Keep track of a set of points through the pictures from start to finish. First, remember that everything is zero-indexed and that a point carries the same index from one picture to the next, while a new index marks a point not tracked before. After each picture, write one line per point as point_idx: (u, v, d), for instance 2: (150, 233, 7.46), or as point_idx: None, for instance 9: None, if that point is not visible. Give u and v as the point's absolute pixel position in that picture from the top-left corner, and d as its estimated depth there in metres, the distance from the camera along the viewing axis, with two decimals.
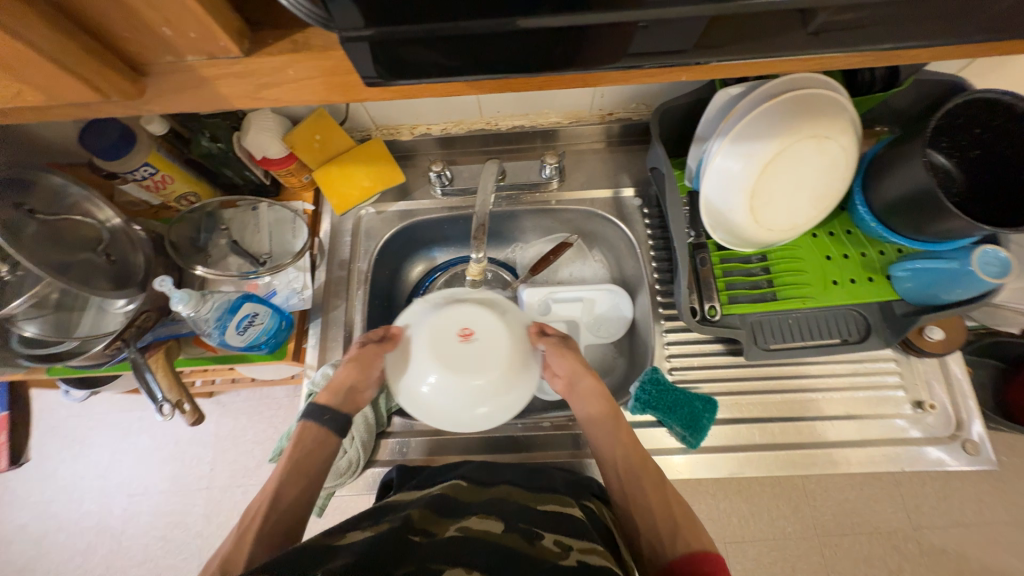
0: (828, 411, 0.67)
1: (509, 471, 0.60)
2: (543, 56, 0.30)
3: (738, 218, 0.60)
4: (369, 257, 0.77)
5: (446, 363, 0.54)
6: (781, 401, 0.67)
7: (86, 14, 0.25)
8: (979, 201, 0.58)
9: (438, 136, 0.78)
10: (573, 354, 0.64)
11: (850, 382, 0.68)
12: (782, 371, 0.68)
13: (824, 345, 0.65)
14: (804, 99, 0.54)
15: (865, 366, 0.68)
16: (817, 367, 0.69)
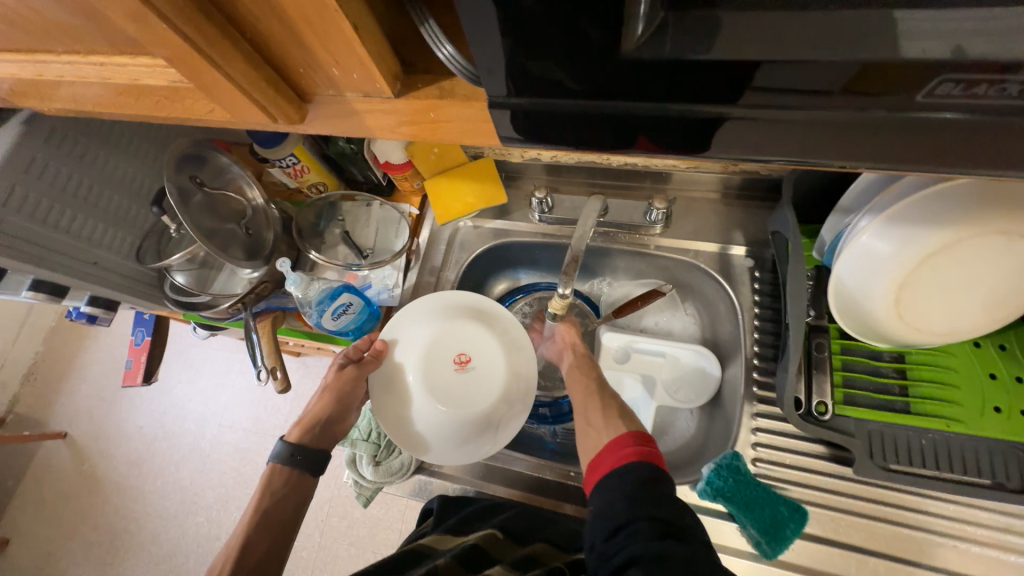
0: (958, 567, 0.53)
1: (554, 526, 0.57)
2: None
3: (877, 309, 0.51)
4: (458, 268, 0.79)
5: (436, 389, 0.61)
6: (892, 535, 0.55)
7: (275, 53, 0.27)
8: None
9: (547, 162, 0.78)
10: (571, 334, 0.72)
11: (997, 538, 0.53)
12: (902, 499, 0.56)
13: (968, 485, 0.52)
14: (1001, 187, 0.44)
15: (1023, 525, 0.53)
16: (954, 508, 0.55)
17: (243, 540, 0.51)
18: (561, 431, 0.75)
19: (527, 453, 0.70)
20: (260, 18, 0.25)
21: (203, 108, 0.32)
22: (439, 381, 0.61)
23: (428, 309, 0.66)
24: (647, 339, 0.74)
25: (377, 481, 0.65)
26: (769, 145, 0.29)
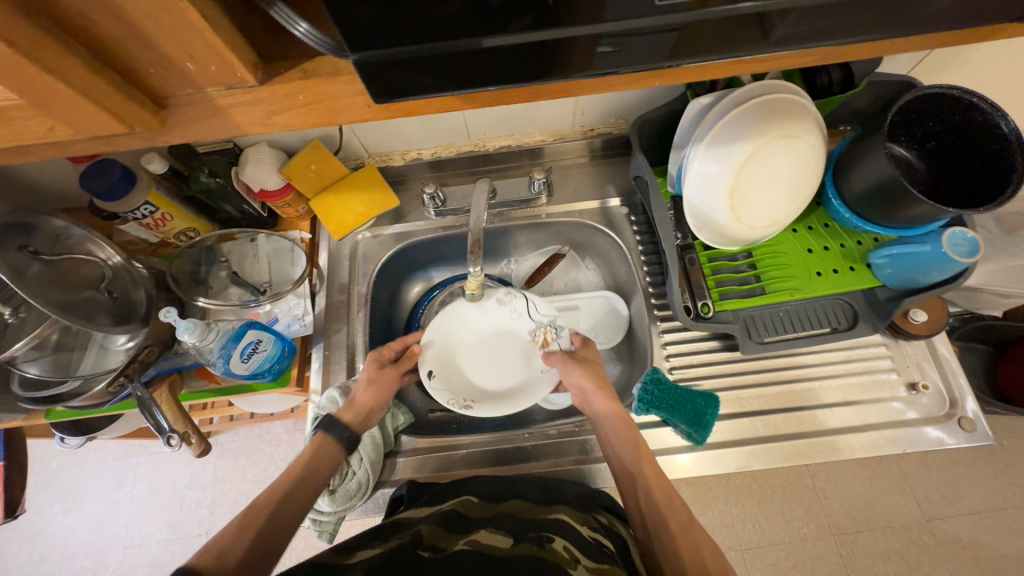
0: (828, 399, 0.68)
1: (523, 485, 0.61)
2: (540, 72, 0.30)
3: (721, 217, 0.63)
4: (368, 280, 0.79)
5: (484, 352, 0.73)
6: (780, 392, 0.69)
7: (114, 51, 0.25)
8: (942, 188, 0.63)
9: (428, 159, 0.82)
10: (582, 368, 0.66)
11: (844, 367, 0.69)
12: (780, 363, 0.70)
13: (815, 335, 0.67)
14: (771, 103, 0.59)
15: (856, 353, 0.70)
16: (813, 356, 0.70)
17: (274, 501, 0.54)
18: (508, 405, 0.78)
19: (481, 433, 0.72)
20: (92, 16, 0.23)
21: (28, 130, 0.27)
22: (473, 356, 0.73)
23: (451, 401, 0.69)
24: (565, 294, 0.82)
25: (338, 509, 0.62)
26: (609, 84, 0.35)
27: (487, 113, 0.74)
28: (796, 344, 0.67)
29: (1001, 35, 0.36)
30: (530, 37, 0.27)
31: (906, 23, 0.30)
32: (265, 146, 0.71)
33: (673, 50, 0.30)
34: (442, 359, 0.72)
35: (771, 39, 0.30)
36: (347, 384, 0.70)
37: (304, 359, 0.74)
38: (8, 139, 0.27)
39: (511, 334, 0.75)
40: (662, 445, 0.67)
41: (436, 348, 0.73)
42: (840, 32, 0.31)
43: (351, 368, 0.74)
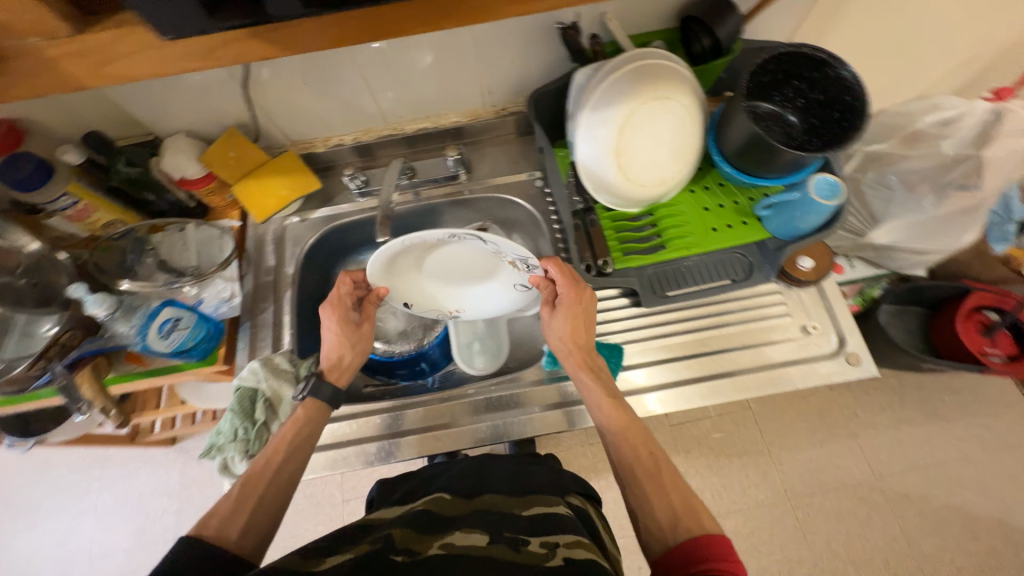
0: (736, 344, 0.72)
1: (494, 482, 0.66)
2: (341, 12, 0.33)
3: (613, 179, 0.68)
4: (294, 261, 0.82)
5: (453, 268, 0.73)
6: (689, 339, 0.73)
7: None
8: (817, 138, 0.67)
9: (350, 144, 0.86)
10: (567, 316, 0.66)
11: (744, 314, 0.74)
12: (694, 314, 0.75)
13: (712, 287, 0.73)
14: (643, 69, 0.64)
15: (752, 301, 0.75)
16: (729, 304, 0.75)
17: (273, 470, 0.58)
18: (438, 375, 0.84)
19: (408, 399, 0.76)
20: None
21: None
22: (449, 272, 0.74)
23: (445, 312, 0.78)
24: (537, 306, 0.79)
25: None
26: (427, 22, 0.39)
27: (398, 96, 0.79)
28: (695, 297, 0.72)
29: None
30: None
31: None
32: (183, 136, 0.74)
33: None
34: (420, 295, 0.75)
35: None
36: (270, 356, 0.71)
37: (231, 339, 0.76)
38: None
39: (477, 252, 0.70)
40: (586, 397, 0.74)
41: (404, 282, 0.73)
42: None
43: (277, 343, 0.77)
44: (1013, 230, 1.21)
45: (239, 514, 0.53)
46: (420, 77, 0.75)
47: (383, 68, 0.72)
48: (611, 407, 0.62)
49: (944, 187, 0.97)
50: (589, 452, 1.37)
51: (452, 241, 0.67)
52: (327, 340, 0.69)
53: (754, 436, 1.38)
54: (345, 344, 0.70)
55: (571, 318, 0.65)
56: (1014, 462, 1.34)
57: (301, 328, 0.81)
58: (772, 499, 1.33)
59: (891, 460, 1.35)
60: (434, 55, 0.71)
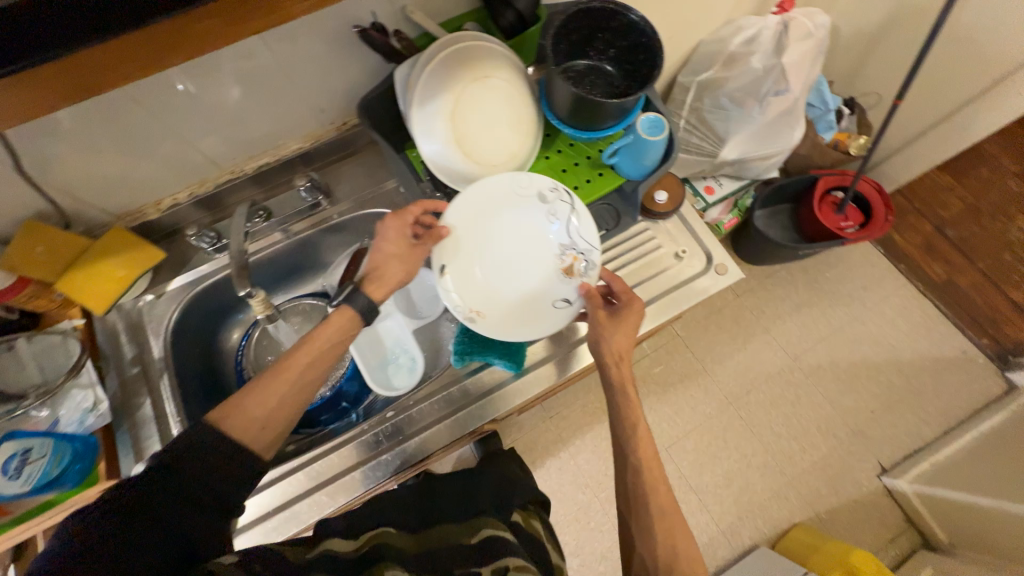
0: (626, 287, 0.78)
1: (436, 507, 0.65)
2: None
3: (463, 167, 0.68)
4: (160, 343, 0.74)
5: (499, 261, 0.68)
6: None
7: None
8: (634, 83, 0.72)
9: (187, 202, 0.78)
10: (623, 325, 0.67)
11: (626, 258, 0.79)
12: None
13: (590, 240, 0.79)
14: (455, 54, 0.64)
15: (629, 243, 0.80)
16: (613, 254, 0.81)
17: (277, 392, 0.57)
18: (361, 409, 0.81)
19: (333, 442, 0.73)
20: None
21: None
22: (490, 264, 0.69)
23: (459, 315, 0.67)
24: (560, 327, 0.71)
25: None
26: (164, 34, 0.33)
27: (220, 138, 0.73)
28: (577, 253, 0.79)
29: None
30: None
31: None
32: None
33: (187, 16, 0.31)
34: (458, 282, 0.67)
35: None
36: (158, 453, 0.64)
37: (110, 449, 0.67)
38: None
39: (544, 239, 0.69)
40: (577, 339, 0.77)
41: (471, 249, 0.68)
42: None
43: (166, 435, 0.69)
44: (834, 117, 1.40)
45: (246, 424, 0.54)
46: (237, 114, 0.70)
47: (188, 114, 0.66)
48: (645, 441, 0.63)
49: (764, 96, 1.09)
50: (551, 425, 1.42)
51: (530, 205, 0.69)
52: (382, 249, 0.69)
53: (688, 359, 1.50)
54: (389, 257, 0.69)
55: (622, 329, 0.67)
56: (889, 309, 1.57)
57: (192, 410, 0.74)
58: (717, 408, 1.47)
59: (800, 340, 1.54)
60: (241, 87, 0.66)
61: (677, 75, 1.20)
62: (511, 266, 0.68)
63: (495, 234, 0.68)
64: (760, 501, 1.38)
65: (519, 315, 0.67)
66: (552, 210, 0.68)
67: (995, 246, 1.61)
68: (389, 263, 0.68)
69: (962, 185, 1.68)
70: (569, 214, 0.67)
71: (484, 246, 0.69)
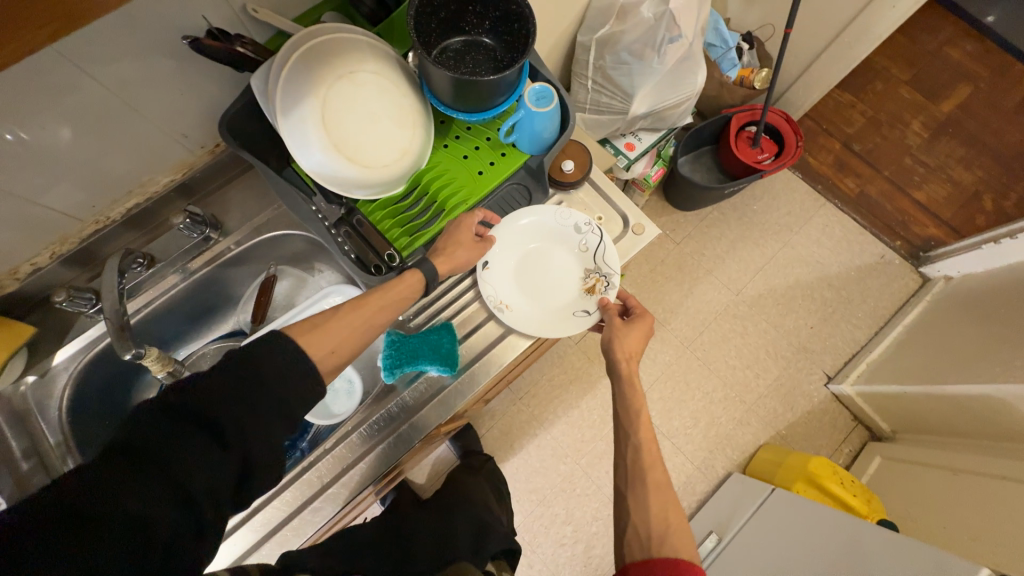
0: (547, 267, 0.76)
1: (414, 554, 0.60)
2: None
3: (351, 174, 0.63)
4: (55, 429, 0.68)
5: (531, 271, 0.76)
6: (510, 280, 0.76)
7: None
8: (514, 52, 0.67)
9: (50, 265, 0.68)
10: (639, 331, 0.71)
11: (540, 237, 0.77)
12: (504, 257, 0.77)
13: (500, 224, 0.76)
14: (313, 51, 0.58)
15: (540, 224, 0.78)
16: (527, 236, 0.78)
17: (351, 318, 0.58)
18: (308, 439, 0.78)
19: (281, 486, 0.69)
20: None
21: None
22: (521, 272, 0.76)
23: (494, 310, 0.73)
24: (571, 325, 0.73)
25: None
26: None
27: (67, 187, 0.63)
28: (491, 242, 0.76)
29: None
30: None
31: None
32: None
33: None
34: (495, 280, 0.74)
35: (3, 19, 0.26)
36: None
37: None
38: None
39: (572, 257, 0.77)
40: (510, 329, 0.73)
41: (507, 252, 0.76)
42: None
43: None
44: (735, 55, 1.42)
45: (322, 351, 0.53)
46: (78, 159, 0.62)
47: (14, 167, 0.56)
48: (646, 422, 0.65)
49: (660, 45, 1.08)
50: (524, 405, 1.42)
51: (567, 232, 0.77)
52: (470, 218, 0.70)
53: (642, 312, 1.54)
54: (458, 244, 0.69)
55: (633, 331, 0.71)
56: (815, 229, 1.66)
57: None
58: (676, 354, 1.52)
59: (741, 275, 1.60)
60: (73, 126, 0.57)
61: (577, 36, 1.15)
62: (542, 277, 0.76)
63: (528, 247, 0.77)
64: (729, 431, 1.47)
65: (544, 319, 0.73)
66: (585, 239, 0.76)
67: (896, 152, 1.72)
68: (457, 246, 0.68)
69: (861, 100, 1.77)
70: (601, 245, 0.75)
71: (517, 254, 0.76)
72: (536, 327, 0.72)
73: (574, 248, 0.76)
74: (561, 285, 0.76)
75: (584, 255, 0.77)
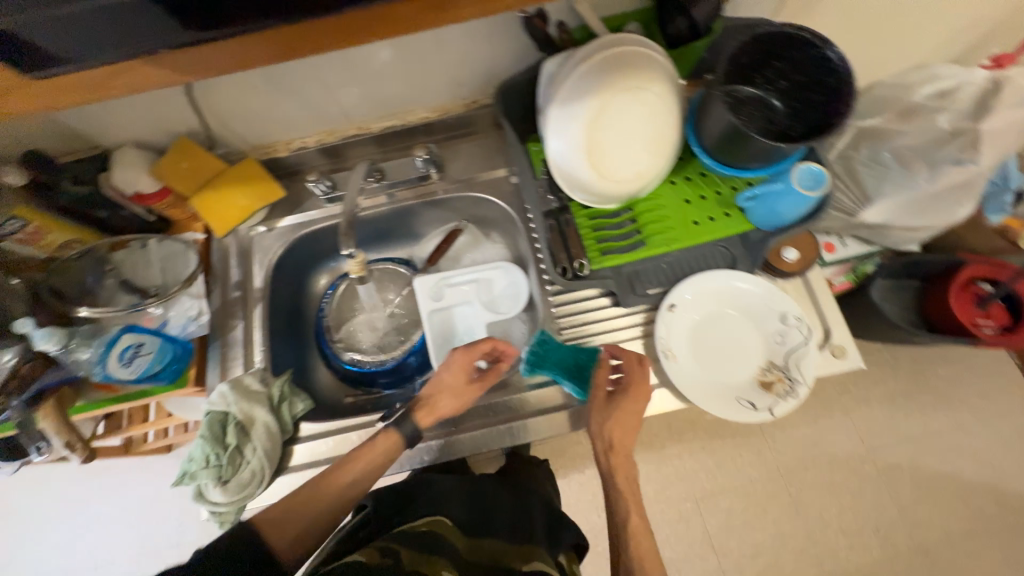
0: (731, 336, 0.67)
1: (492, 520, 0.62)
2: None
3: (586, 175, 0.64)
4: (263, 274, 0.79)
5: (712, 332, 0.67)
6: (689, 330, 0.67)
7: None
8: (801, 125, 0.62)
9: (314, 147, 0.81)
10: (625, 415, 0.64)
11: (741, 303, 0.67)
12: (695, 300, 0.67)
13: (704, 274, 0.68)
14: (616, 56, 0.59)
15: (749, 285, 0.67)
16: (728, 293, 0.68)
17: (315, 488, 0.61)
18: (421, 383, 0.83)
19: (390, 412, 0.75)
20: None
21: None
22: (701, 327, 0.67)
23: (658, 351, 0.65)
24: (730, 410, 0.63)
25: (234, 498, 0.62)
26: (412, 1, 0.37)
27: (359, 94, 0.74)
28: (690, 281, 0.68)
29: None
30: None
31: None
32: (133, 148, 0.70)
33: None
34: (671, 323, 0.66)
35: None
36: (241, 378, 0.67)
37: (202, 358, 0.73)
38: None
39: (761, 338, 0.67)
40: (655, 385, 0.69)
41: (697, 299, 0.67)
42: None
43: (249, 362, 0.74)
44: (1011, 200, 1.17)
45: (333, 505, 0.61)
46: (379, 73, 0.71)
47: (339, 65, 0.68)
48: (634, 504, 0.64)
49: (938, 163, 0.93)
50: None
51: (769, 310, 0.67)
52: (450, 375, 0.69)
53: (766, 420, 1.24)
54: (444, 388, 0.68)
55: (619, 416, 0.64)
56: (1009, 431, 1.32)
57: (273, 344, 0.77)
58: (766, 476, 1.23)
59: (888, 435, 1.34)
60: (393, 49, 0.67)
61: None
62: (718, 344, 0.67)
63: (720, 305, 0.68)
64: None
65: (704, 388, 0.64)
66: (785, 325, 0.66)
67: None
68: (441, 394, 0.67)
69: None
70: (804, 341, 0.64)
71: (704, 308, 0.67)
72: (694, 392, 0.64)
73: (768, 329, 0.66)
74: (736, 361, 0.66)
75: (776, 341, 0.66)
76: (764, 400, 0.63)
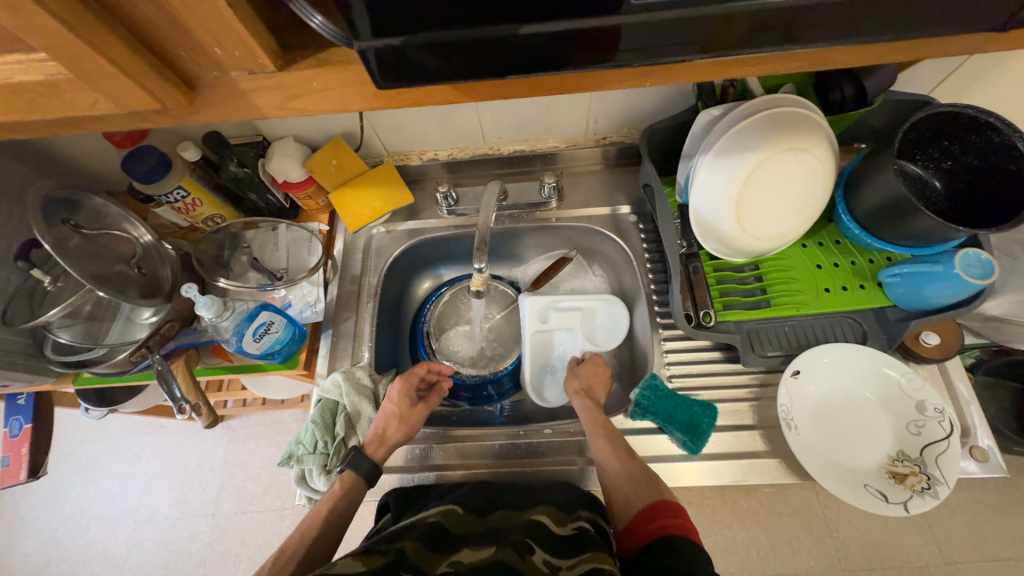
0: (858, 416, 0.64)
1: (506, 494, 0.63)
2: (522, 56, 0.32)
3: (726, 227, 0.64)
4: (379, 272, 0.82)
5: (835, 409, 0.64)
6: (812, 404, 0.65)
7: (148, 29, 0.30)
8: (961, 209, 0.62)
9: (444, 160, 0.85)
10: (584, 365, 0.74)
11: (871, 382, 0.65)
12: (821, 372, 0.65)
13: (837, 345, 0.65)
14: (784, 115, 0.59)
15: (881, 369, 0.64)
16: (859, 370, 0.65)
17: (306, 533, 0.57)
18: (507, 404, 0.82)
19: (479, 429, 0.74)
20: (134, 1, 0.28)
21: (76, 102, 0.33)
22: (824, 402, 0.65)
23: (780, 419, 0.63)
24: (855, 496, 0.59)
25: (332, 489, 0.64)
26: (663, 48, 0.33)
27: (501, 118, 0.77)
28: (822, 351, 0.65)
29: (1005, 44, 0.35)
30: (543, 27, 0.30)
31: (861, 29, 0.32)
32: (290, 139, 0.75)
33: (664, 44, 0.32)
34: (792, 393, 0.64)
35: (738, 36, 0.32)
36: (353, 371, 0.69)
37: (312, 343, 0.76)
38: (64, 111, 0.34)
39: (892, 423, 0.63)
40: (765, 454, 0.65)
41: (822, 371, 0.65)
42: (810, 32, 0.32)
43: (356, 356, 0.76)
44: None
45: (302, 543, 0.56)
46: (529, 103, 0.73)
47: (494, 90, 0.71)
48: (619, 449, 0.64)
49: None
50: None
51: (904, 395, 0.63)
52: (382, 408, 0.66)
53: (867, 521, 0.93)
54: (389, 416, 0.66)
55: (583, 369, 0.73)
56: None
57: (377, 342, 0.79)
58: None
59: None
60: None
61: None
62: (841, 423, 0.64)
63: (847, 382, 0.65)
64: None
65: (825, 468, 0.61)
66: (922, 414, 0.62)
67: None
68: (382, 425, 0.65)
69: None
70: (945, 435, 0.60)
71: (830, 382, 0.65)
72: (816, 469, 0.61)
73: (900, 414, 0.63)
74: (863, 444, 0.62)
75: (910, 430, 0.62)
76: (896, 492, 0.59)
